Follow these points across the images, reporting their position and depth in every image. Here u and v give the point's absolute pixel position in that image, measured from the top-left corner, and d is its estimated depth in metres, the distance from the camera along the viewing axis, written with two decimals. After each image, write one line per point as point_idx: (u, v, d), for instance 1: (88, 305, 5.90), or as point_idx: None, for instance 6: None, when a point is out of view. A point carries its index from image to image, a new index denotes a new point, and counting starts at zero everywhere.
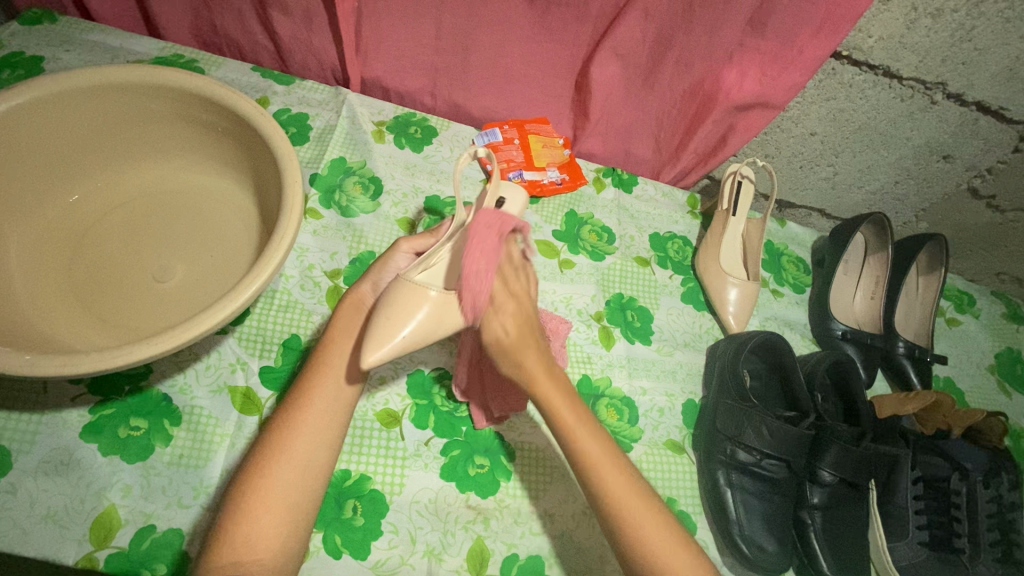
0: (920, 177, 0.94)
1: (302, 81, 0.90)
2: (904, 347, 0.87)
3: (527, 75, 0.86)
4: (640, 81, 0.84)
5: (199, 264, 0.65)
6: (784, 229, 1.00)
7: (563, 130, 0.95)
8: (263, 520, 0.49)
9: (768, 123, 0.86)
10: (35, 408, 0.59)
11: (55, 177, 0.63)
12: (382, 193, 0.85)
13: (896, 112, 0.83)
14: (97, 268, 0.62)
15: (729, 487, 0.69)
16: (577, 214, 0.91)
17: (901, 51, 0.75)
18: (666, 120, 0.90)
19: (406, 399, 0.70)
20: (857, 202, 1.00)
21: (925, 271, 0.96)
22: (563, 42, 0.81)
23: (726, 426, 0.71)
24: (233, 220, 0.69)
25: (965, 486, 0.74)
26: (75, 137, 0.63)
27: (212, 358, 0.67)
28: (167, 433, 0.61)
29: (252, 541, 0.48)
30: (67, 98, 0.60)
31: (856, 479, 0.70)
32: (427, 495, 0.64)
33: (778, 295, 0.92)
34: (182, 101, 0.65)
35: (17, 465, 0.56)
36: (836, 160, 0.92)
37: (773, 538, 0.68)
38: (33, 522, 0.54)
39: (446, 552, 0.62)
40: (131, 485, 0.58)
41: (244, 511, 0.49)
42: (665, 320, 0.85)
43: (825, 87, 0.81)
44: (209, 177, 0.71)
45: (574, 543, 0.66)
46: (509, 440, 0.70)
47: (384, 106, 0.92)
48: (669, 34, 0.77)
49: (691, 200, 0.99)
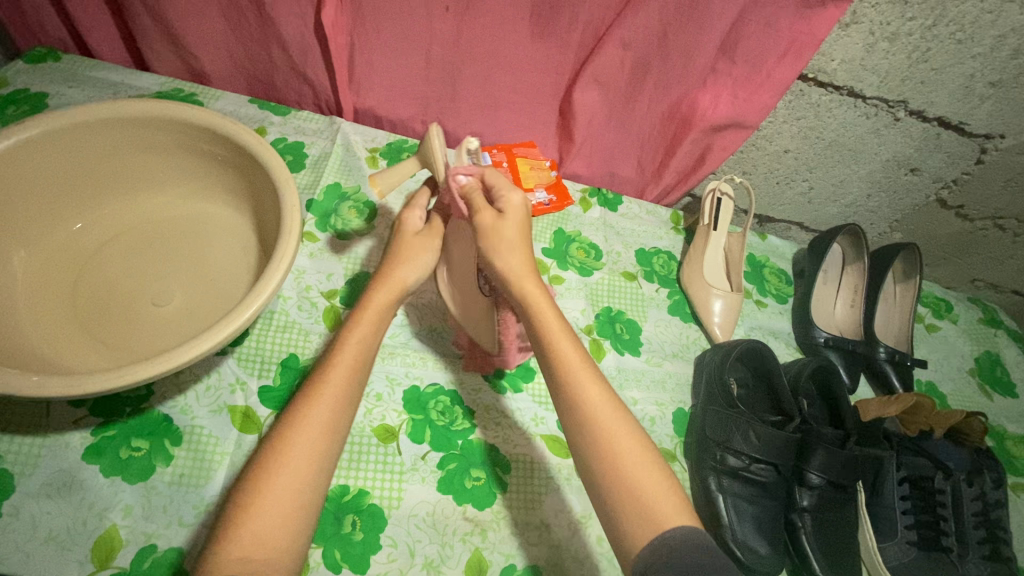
0: (891, 189, 0.98)
1: (298, 112, 0.94)
2: (885, 353, 0.89)
3: (513, 102, 0.90)
4: (621, 105, 0.89)
5: (198, 287, 0.67)
6: (764, 243, 1.04)
7: (550, 153, 0.99)
8: (271, 510, 0.46)
9: (743, 142, 0.91)
10: (39, 431, 0.60)
11: (59, 206, 0.66)
12: (376, 216, 0.87)
13: (863, 129, 0.88)
14: (98, 294, 0.64)
15: (721, 492, 0.70)
16: (565, 232, 0.94)
17: (863, 72, 0.80)
18: (647, 141, 0.94)
19: (403, 415, 0.71)
20: (833, 215, 1.04)
21: (902, 278, 0.99)
22: (546, 70, 0.85)
23: (715, 432, 0.73)
24: (232, 245, 0.71)
25: (950, 485, 0.76)
26: (80, 168, 0.66)
27: (212, 378, 0.68)
28: (168, 453, 0.62)
29: (262, 536, 0.45)
30: (75, 132, 0.63)
31: (843, 481, 0.71)
32: (424, 509, 0.65)
33: (761, 306, 0.95)
34: (182, 133, 0.68)
35: (19, 488, 0.57)
36: (810, 175, 0.96)
37: (765, 541, 0.69)
38: (36, 545, 0.55)
39: (445, 564, 0.62)
40: (132, 506, 0.59)
41: (254, 505, 0.46)
42: (653, 332, 0.88)
43: (795, 108, 0.86)
44: (209, 205, 0.74)
45: (571, 553, 0.66)
46: (505, 452, 0.72)
47: (376, 133, 0.96)
48: (646, 61, 0.82)
49: (675, 216, 1.03)
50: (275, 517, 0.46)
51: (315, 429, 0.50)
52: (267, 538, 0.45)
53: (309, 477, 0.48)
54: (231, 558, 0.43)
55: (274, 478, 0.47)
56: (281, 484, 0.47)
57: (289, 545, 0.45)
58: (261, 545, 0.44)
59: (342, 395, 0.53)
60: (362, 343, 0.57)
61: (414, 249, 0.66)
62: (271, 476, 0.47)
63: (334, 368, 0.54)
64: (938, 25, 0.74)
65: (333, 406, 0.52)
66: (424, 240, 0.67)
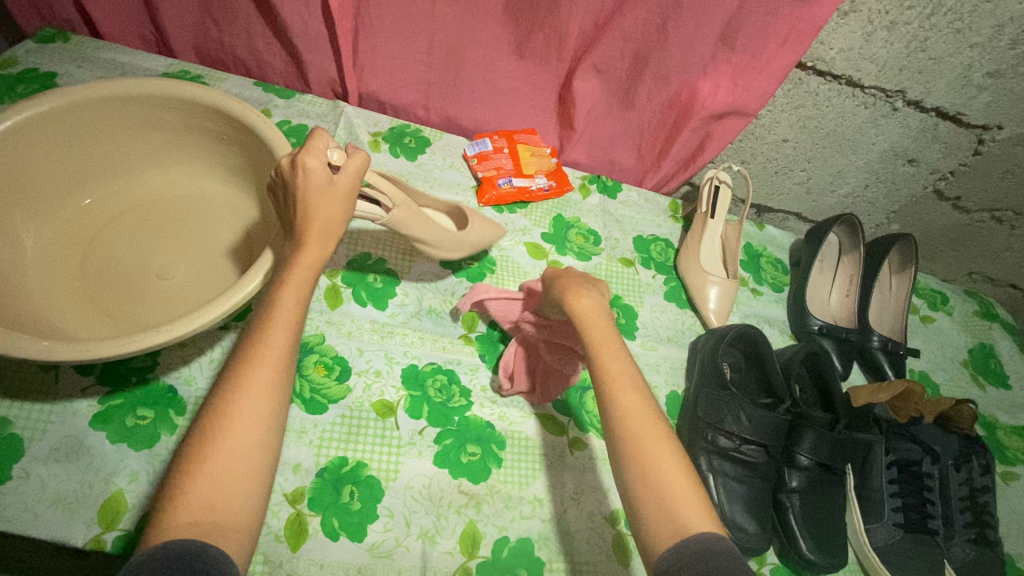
0: (889, 180, 0.99)
1: (302, 95, 0.95)
2: (878, 341, 0.91)
3: (514, 88, 0.91)
4: (621, 92, 0.90)
5: (202, 262, 0.69)
6: (762, 233, 1.05)
7: (550, 140, 1.00)
8: (217, 473, 0.44)
9: (742, 130, 0.92)
10: (49, 398, 0.62)
11: (69, 181, 0.67)
12: None
13: (861, 118, 0.89)
14: (106, 268, 0.66)
15: (711, 472, 0.72)
16: (564, 218, 0.95)
17: (861, 61, 0.81)
18: (647, 129, 0.95)
19: (401, 391, 0.73)
20: (831, 206, 1.04)
21: (897, 269, 1.00)
22: (548, 56, 0.86)
23: (707, 413, 0.74)
24: (235, 223, 0.73)
25: (937, 470, 0.77)
26: (88, 145, 0.67)
27: (216, 352, 0.70)
28: (172, 423, 0.64)
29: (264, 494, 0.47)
30: (85, 109, 0.65)
31: (832, 462, 0.72)
32: (421, 481, 0.67)
33: (757, 294, 0.97)
34: (188, 113, 0.70)
35: (28, 452, 0.59)
36: (808, 165, 0.97)
37: (755, 521, 0.70)
38: (44, 507, 0.57)
39: (440, 535, 0.64)
40: (137, 472, 0.61)
41: (197, 470, 0.44)
42: (650, 317, 0.89)
43: (793, 96, 0.87)
44: (214, 183, 0.75)
45: (564, 527, 0.68)
46: (500, 429, 0.73)
47: (379, 118, 0.97)
48: (646, 48, 0.83)
49: (673, 205, 1.04)
50: (224, 476, 0.44)
51: (260, 393, 0.47)
52: (215, 500, 0.43)
53: (270, 442, 0.47)
54: (180, 523, 0.42)
55: (218, 443, 0.45)
56: (229, 445, 0.45)
57: (242, 508, 0.44)
58: (212, 511, 0.43)
59: (282, 356, 0.50)
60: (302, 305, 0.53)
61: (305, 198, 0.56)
62: (220, 437, 0.45)
63: (274, 327, 0.51)
64: (937, 14, 0.75)
65: (292, 376, 0.51)
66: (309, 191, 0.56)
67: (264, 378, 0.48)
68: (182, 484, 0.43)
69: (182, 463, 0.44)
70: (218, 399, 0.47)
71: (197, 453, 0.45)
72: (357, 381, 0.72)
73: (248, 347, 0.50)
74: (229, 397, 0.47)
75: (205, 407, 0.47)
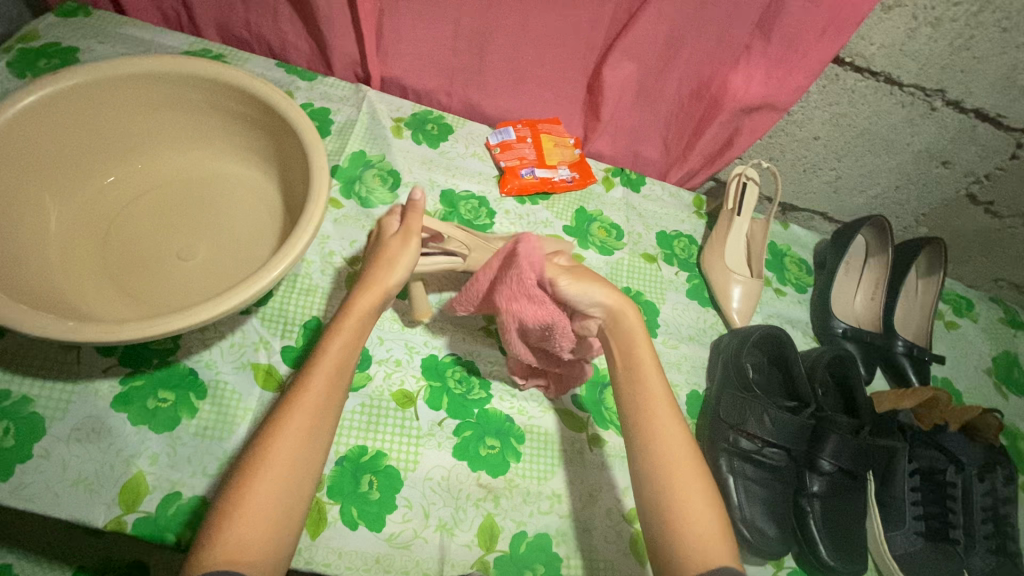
0: (920, 182, 0.97)
1: (324, 77, 0.93)
2: (903, 346, 0.89)
3: (540, 76, 0.89)
4: (650, 83, 0.88)
5: (224, 245, 0.68)
6: (787, 231, 1.03)
7: (574, 130, 0.98)
8: (253, 512, 0.45)
9: (773, 126, 0.90)
10: (70, 377, 0.62)
11: (92, 158, 0.66)
12: (400, 185, 0.87)
13: (897, 118, 0.86)
14: (128, 247, 0.65)
15: (731, 473, 0.71)
16: (587, 211, 0.94)
17: (902, 58, 0.78)
18: (675, 122, 0.93)
19: (421, 382, 0.72)
20: (858, 206, 1.02)
21: (924, 274, 0.98)
22: (577, 44, 0.84)
23: (729, 414, 0.73)
24: (257, 206, 0.72)
25: (961, 479, 0.76)
26: (113, 121, 0.66)
27: (236, 336, 0.69)
28: (192, 406, 0.64)
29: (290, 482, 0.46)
30: (111, 85, 0.64)
31: (855, 468, 0.71)
32: (439, 473, 0.67)
33: (780, 294, 0.95)
34: (212, 92, 0.68)
35: (50, 431, 0.59)
36: (838, 164, 0.95)
37: (774, 524, 0.70)
38: (65, 486, 0.57)
39: (458, 527, 0.64)
40: (158, 454, 0.60)
41: (236, 511, 0.45)
42: (671, 314, 0.88)
43: (828, 93, 0.84)
44: (236, 165, 0.74)
45: (582, 524, 0.68)
46: (518, 423, 0.72)
47: (402, 103, 0.95)
48: (679, 38, 0.81)
49: (697, 200, 1.02)
50: (258, 514, 0.46)
51: (296, 436, 0.49)
52: (248, 539, 0.44)
53: None
54: (216, 561, 0.43)
55: (255, 486, 0.47)
56: (266, 488, 0.47)
57: (272, 548, 0.45)
58: (246, 551, 0.44)
59: None
60: (346, 350, 0.55)
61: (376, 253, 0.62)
62: (257, 479, 0.47)
63: (315, 373, 0.53)
64: (984, 12, 0.72)
65: None
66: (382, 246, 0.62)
67: (303, 422, 0.50)
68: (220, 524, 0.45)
69: (223, 502, 0.46)
70: (261, 442, 0.49)
71: (239, 491, 0.46)
72: (377, 370, 0.71)
73: (292, 392, 0.52)
74: (268, 439, 0.49)
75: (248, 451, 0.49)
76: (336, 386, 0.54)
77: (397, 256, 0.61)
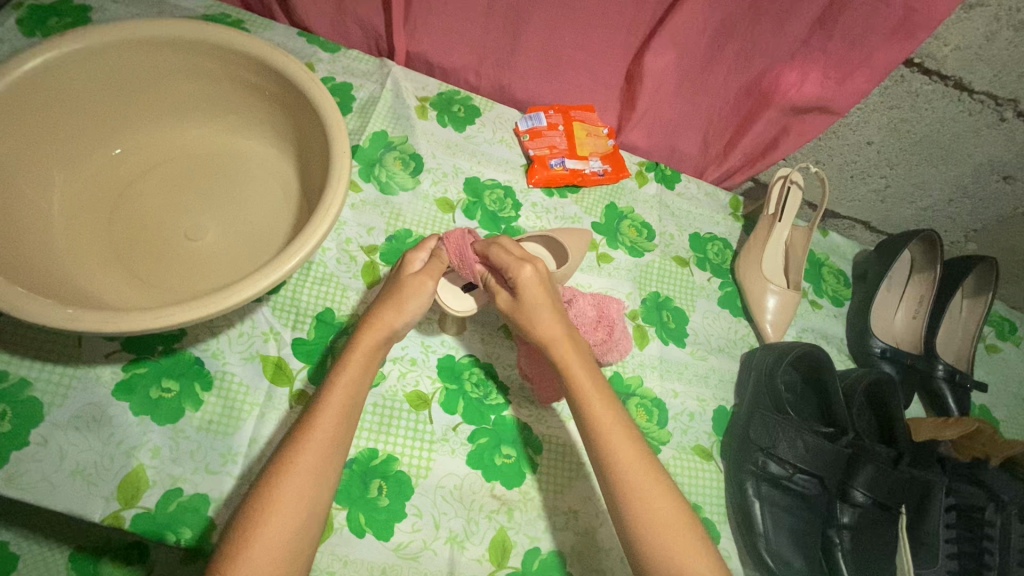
0: (976, 196, 0.90)
1: (347, 50, 0.87)
2: (944, 371, 0.84)
3: (577, 60, 0.83)
4: (695, 74, 0.81)
5: (235, 229, 0.64)
6: (826, 240, 0.96)
7: (609, 120, 0.92)
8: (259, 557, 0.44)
9: (825, 128, 0.83)
10: (71, 362, 0.59)
11: (100, 128, 0.62)
12: (422, 171, 0.82)
13: (962, 127, 0.80)
14: (135, 226, 0.61)
15: (758, 499, 0.67)
16: (617, 208, 0.88)
17: (977, 63, 0.72)
18: (718, 117, 0.87)
19: (437, 382, 0.68)
20: (905, 218, 0.96)
21: (970, 294, 0.92)
22: (620, 27, 0.78)
23: (759, 436, 0.69)
24: (272, 187, 0.67)
25: (1001, 519, 0.70)
26: (121, 89, 0.62)
27: (246, 325, 0.66)
28: (197, 398, 0.61)
29: None
30: (120, 50, 0.59)
31: (889, 502, 0.68)
32: (452, 481, 0.64)
33: (816, 307, 0.90)
34: (227, 62, 0.63)
35: (48, 418, 0.56)
36: (890, 172, 0.89)
37: (800, 555, 0.67)
38: (62, 477, 0.54)
39: (469, 540, 0.61)
40: (160, 447, 0.57)
41: (240, 557, 0.44)
42: (701, 323, 0.83)
43: (890, 95, 0.78)
44: (251, 142, 0.69)
45: (598, 543, 0.64)
46: (537, 432, 0.69)
47: (428, 81, 0.89)
48: (733, 27, 0.74)
49: (734, 202, 0.96)
50: (252, 558, 0.44)
51: (301, 477, 0.48)
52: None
53: None
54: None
55: (258, 533, 0.45)
56: (269, 532, 0.45)
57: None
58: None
59: None
60: (353, 387, 0.53)
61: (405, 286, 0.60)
62: (259, 526, 0.45)
63: (323, 413, 0.51)
64: None
65: None
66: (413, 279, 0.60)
67: (309, 464, 0.48)
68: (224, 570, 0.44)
69: (228, 547, 0.45)
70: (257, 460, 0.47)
71: (243, 533, 0.45)
72: (391, 369, 0.68)
73: (298, 432, 0.50)
74: (273, 481, 0.47)
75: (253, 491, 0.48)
76: (345, 424, 0.52)
77: (407, 297, 0.59)
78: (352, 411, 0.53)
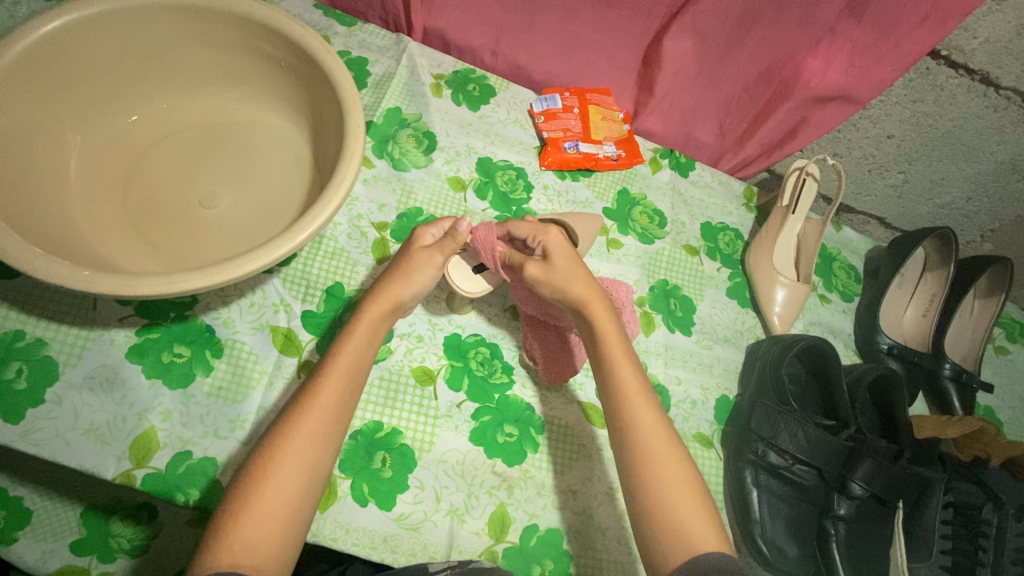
0: (994, 195, 0.89)
1: (364, 24, 0.86)
2: (951, 370, 0.84)
3: (595, 42, 0.82)
4: (714, 62, 0.80)
5: (248, 199, 0.64)
6: (840, 234, 0.95)
7: (625, 104, 0.91)
8: (262, 514, 0.45)
9: (844, 121, 0.82)
10: (85, 324, 0.60)
11: (117, 94, 0.62)
12: (435, 149, 0.82)
13: (986, 123, 0.78)
14: (150, 192, 0.62)
15: (756, 487, 0.68)
16: (629, 194, 0.88)
17: (1005, 57, 0.70)
18: (736, 105, 0.85)
19: (443, 360, 0.69)
20: (921, 214, 0.95)
21: (982, 294, 0.91)
22: (639, 10, 0.77)
23: (761, 427, 0.69)
24: (285, 158, 0.68)
25: (997, 517, 0.71)
26: (139, 56, 0.62)
27: (257, 296, 0.67)
28: (208, 364, 0.62)
29: None
30: (138, 15, 0.59)
31: (887, 496, 0.68)
32: (454, 456, 0.65)
33: (825, 301, 0.89)
34: (243, 31, 0.63)
35: (63, 377, 0.57)
36: (908, 167, 0.87)
37: (795, 543, 0.68)
38: (76, 435, 0.55)
39: (469, 514, 0.62)
40: (171, 411, 0.59)
41: (244, 513, 0.45)
42: (708, 313, 0.83)
43: (914, 88, 0.76)
44: (266, 113, 0.69)
45: (594, 522, 0.65)
46: (539, 413, 0.69)
47: (444, 58, 0.88)
48: (756, 14, 0.73)
49: (748, 191, 0.95)
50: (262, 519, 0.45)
51: (308, 445, 0.49)
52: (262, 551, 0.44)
53: None
54: (223, 565, 0.42)
55: (263, 492, 0.46)
56: (278, 497, 0.46)
57: (281, 559, 0.45)
58: (251, 555, 0.43)
59: None
60: (359, 361, 0.54)
61: (420, 259, 0.60)
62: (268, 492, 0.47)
63: (325, 382, 0.52)
64: None
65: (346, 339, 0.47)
66: (426, 253, 0.60)
67: (319, 433, 0.50)
68: (226, 529, 0.44)
69: (231, 504, 0.46)
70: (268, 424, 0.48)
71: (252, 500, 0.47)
72: (398, 344, 0.68)
73: (302, 401, 0.51)
74: (278, 445, 0.49)
75: (255, 453, 0.49)
76: (350, 393, 0.52)
77: (416, 267, 0.60)
78: (359, 380, 0.54)
